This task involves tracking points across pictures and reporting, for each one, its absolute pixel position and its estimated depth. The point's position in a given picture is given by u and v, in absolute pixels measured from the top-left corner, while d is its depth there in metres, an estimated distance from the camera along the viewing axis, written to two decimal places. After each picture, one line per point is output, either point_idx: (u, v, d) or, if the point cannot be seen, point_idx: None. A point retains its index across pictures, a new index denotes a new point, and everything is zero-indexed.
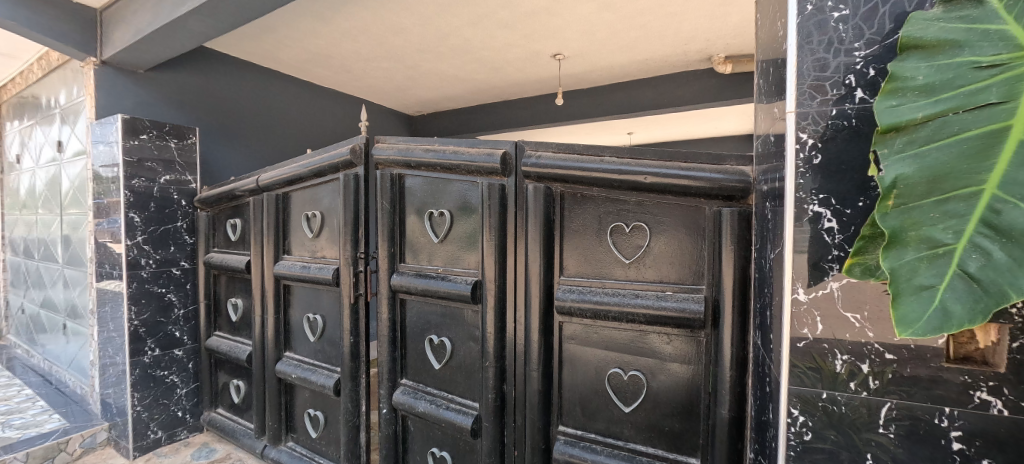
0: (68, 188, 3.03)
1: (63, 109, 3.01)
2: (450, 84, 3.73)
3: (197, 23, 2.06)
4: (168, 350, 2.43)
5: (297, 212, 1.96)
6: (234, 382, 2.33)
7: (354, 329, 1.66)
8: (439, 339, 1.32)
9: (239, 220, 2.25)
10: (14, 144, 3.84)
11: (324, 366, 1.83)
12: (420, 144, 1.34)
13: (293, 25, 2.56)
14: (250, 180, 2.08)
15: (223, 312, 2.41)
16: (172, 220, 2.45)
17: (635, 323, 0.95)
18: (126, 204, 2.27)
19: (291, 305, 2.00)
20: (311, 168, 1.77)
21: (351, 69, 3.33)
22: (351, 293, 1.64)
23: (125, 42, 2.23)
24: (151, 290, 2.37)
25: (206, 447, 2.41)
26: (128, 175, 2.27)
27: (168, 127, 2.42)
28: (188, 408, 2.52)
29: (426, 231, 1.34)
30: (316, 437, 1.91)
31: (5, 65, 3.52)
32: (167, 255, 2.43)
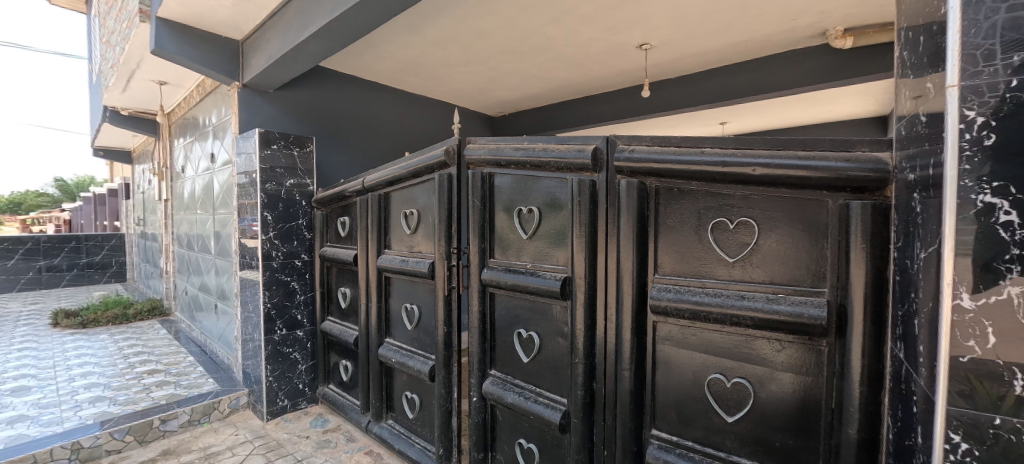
0: (218, 191, 3.62)
1: (215, 126, 3.60)
2: (534, 82, 3.76)
3: (313, 46, 2.33)
4: (292, 330, 2.80)
5: (397, 210, 2.12)
6: (343, 362, 2.61)
7: (447, 320, 1.75)
8: (527, 333, 1.35)
9: (347, 218, 2.50)
10: (179, 156, 4.67)
11: (420, 353, 1.96)
12: (511, 143, 1.38)
13: (391, 39, 2.78)
14: (357, 182, 2.30)
15: (334, 299, 2.71)
16: (295, 217, 2.80)
17: (740, 327, 0.88)
18: (261, 204, 2.64)
19: (391, 295, 2.17)
20: (409, 169, 1.90)
21: (442, 75, 3.51)
22: (445, 286, 1.74)
23: (260, 67, 2.61)
24: (280, 279, 2.73)
25: (321, 417, 2.73)
26: (264, 179, 2.64)
27: (291, 137, 2.77)
28: (307, 382, 2.88)
29: (515, 228, 1.37)
30: (413, 418, 2.06)
31: (174, 92, 4.30)
32: (291, 248, 2.78)
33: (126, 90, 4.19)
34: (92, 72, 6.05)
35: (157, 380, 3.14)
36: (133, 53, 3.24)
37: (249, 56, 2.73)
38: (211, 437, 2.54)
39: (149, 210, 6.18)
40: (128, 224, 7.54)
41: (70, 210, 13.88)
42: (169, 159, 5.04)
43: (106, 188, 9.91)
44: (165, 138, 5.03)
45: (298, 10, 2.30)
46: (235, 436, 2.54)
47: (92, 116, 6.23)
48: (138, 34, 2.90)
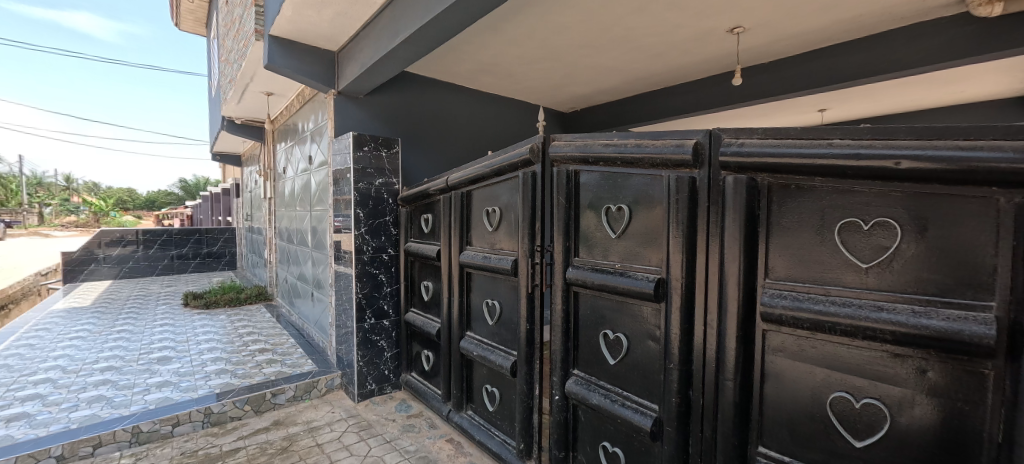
0: (315, 190, 3.98)
1: (313, 131, 3.96)
2: (612, 76, 3.66)
3: (401, 52, 2.47)
4: (380, 319, 3.00)
5: (478, 207, 2.18)
6: (425, 352, 2.75)
7: (530, 316, 1.77)
8: (614, 334, 1.32)
9: (430, 215, 2.63)
10: (282, 159, 5.21)
11: (501, 348, 2.00)
12: (599, 139, 1.35)
13: (471, 41, 2.86)
14: (440, 181, 2.40)
15: (417, 292, 2.86)
16: (383, 214, 3.00)
17: (875, 342, 0.79)
18: (354, 202, 2.85)
19: (472, 290, 2.24)
20: (492, 168, 1.95)
21: (518, 73, 3.55)
22: (529, 283, 1.75)
23: (354, 75, 2.83)
24: (370, 271, 2.94)
25: (405, 403, 2.91)
26: (357, 179, 2.85)
27: (380, 139, 2.97)
28: (392, 369, 3.07)
29: (602, 226, 1.34)
30: (493, 410, 2.11)
31: (279, 101, 4.79)
32: (380, 243, 2.98)
33: (241, 101, 4.75)
34: (212, 88, 6.96)
35: (266, 358, 3.55)
36: (248, 68, 3.67)
37: (345, 66, 2.98)
38: (312, 412, 2.81)
39: (256, 207, 6.97)
40: (239, 219, 8.57)
41: (193, 207, 16.11)
42: (272, 162, 5.64)
43: (220, 188, 11.36)
44: (270, 143, 5.63)
45: (390, 19, 2.46)
46: (332, 413, 2.79)
47: (212, 126, 7.15)
48: (253, 52, 3.28)
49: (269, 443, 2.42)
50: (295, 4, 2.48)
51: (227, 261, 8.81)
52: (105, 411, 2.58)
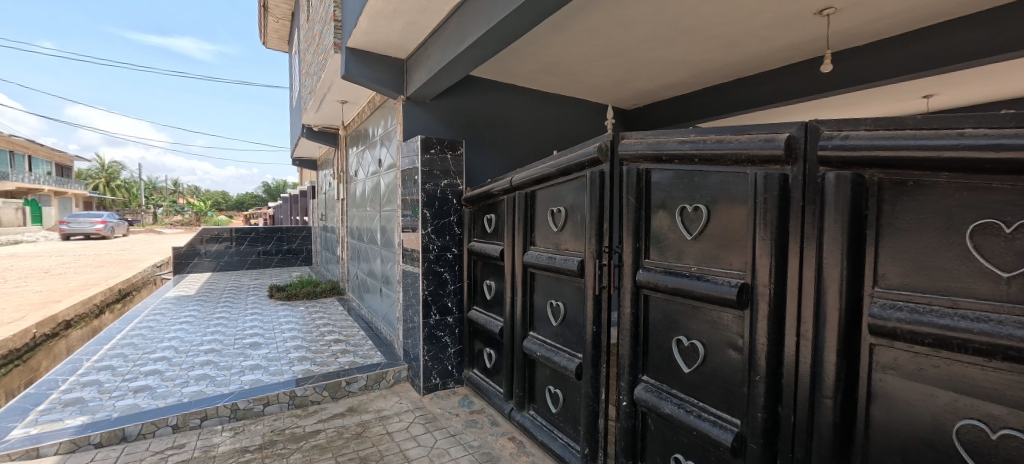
0: (384, 191, 4.20)
1: (383, 136, 4.18)
2: (681, 71, 3.50)
3: (468, 56, 2.53)
4: (444, 316, 3.09)
5: (542, 208, 2.18)
6: (487, 350, 2.79)
7: (596, 319, 1.74)
8: (688, 341, 1.25)
9: (493, 215, 2.67)
10: (353, 162, 5.56)
11: (565, 349, 1.98)
12: (673, 135, 1.29)
13: (536, 42, 2.86)
14: (504, 181, 2.42)
15: (480, 290, 2.91)
16: (448, 214, 3.09)
17: (1019, 365, 0.68)
18: (421, 203, 2.97)
19: (536, 290, 2.24)
20: (558, 167, 1.94)
21: (582, 73, 3.50)
22: (596, 285, 1.72)
23: (422, 81, 2.96)
24: (435, 269, 3.04)
25: (467, 398, 2.98)
26: (425, 181, 2.97)
27: (446, 141, 3.06)
28: (455, 365, 3.16)
29: (677, 227, 1.29)
30: (556, 412, 2.10)
31: (352, 109, 5.12)
32: (444, 243, 3.08)
33: (319, 110, 5.13)
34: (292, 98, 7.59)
35: (341, 348, 3.81)
36: (326, 79, 3.96)
37: (414, 72, 3.12)
38: (381, 402, 2.97)
39: (330, 207, 7.50)
40: (315, 219, 9.26)
41: (274, 207, 17.64)
42: (345, 165, 6.04)
43: (297, 190, 12.35)
44: (343, 148, 6.03)
45: (457, 25, 2.53)
46: (400, 404, 2.93)
47: (292, 133, 7.79)
48: (331, 64, 3.53)
49: (345, 428, 2.59)
50: (370, 17, 2.64)
51: (304, 257, 9.58)
52: (209, 388, 2.91)
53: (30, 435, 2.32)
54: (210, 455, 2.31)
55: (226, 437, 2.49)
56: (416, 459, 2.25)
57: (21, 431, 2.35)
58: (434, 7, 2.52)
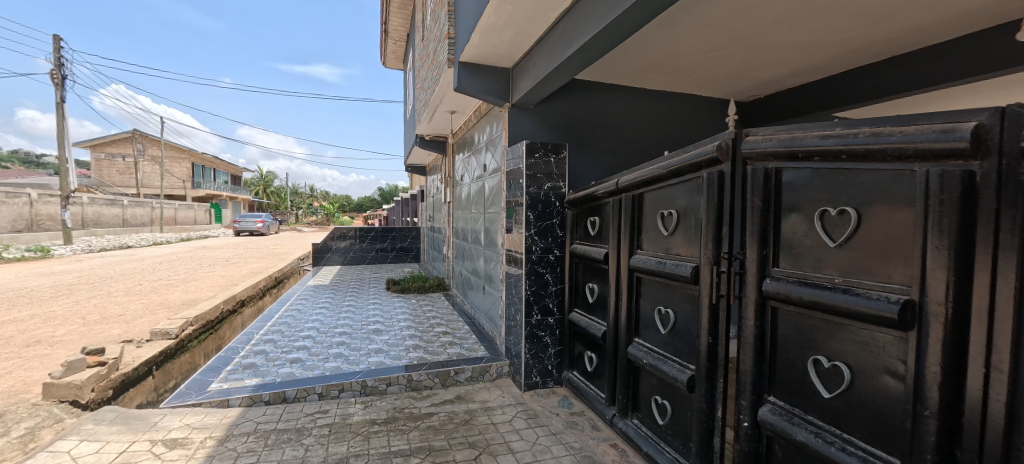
0: (489, 193, 4.41)
1: (488, 142, 4.39)
2: (815, 57, 3.09)
3: (574, 61, 2.55)
4: (545, 316, 3.13)
5: (651, 210, 2.09)
6: (589, 353, 2.76)
7: (713, 330, 1.62)
8: (830, 362, 1.11)
9: (597, 217, 2.63)
10: (459, 167, 5.92)
11: (675, 359, 1.88)
12: (811, 130, 1.16)
13: (645, 41, 2.76)
14: (610, 183, 2.38)
15: (582, 293, 2.89)
16: (551, 217, 3.13)
17: None
18: (525, 205, 3.05)
19: (642, 296, 2.15)
20: (670, 168, 1.85)
21: (694, 71, 3.29)
22: (713, 294, 1.59)
23: (527, 87, 3.05)
24: (538, 270, 3.10)
25: (567, 399, 2.98)
26: (528, 184, 3.05)
27: (550, 145, 3.10)
28: (555, 365, 3.18)
29: (816, 232, 1.16)
30: (663, 425, 2.00)
31: (460, 118, 5.46)
32: (547, 244, 3.12)
33: (431, 120, 5.58)
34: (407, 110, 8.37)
35: (448, 340, 4.08)
36: (440, 92, 4.30)
37: (520, 80, 3.23)
38: (485, 393, 3.12)
39: (437, 210, 8.08)
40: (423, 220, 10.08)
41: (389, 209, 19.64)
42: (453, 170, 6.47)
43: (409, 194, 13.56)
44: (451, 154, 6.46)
45: (563, 31, 2.56)
46: (503, 397, 3.05)
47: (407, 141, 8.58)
48: (444, 78, 3.83)
49: (454, 414, 2.78)
50: (481, 31, 2.81)
51: (414, 254, 10.46)
52: (345, 365, 3.36)
53: (223, 388, 2.93)
54: (347, 422, 2.66)
55: (358, 408, 2.84)
56: (520, 452, 2.33)
57: (217, 385, 2.98)
58: (541, 15, 2.59)
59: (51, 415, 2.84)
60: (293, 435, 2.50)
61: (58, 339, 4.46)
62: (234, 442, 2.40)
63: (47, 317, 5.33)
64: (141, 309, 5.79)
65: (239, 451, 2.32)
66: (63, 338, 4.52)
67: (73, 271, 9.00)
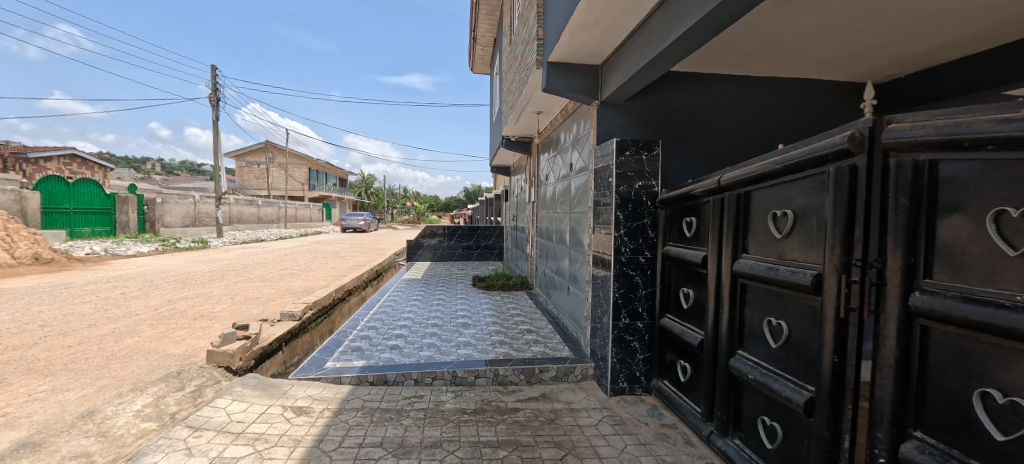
0: (575, 193, 4.36)
1: (574, 141, 4.34)
2: (977, 30, 2.55)
3: (670, 53, 2.41)
4: (634, 320, 3.00)
5: (760, 211, 1.90)
6: (682, 363, 2.59)
7: (840, 348, 1.42)
8: (1007, 398, 0.94)
9: (694, 218, 2.46)
10: (545, 167, 5.93)
11: (789, 377, 1.69)
12: (979, 113, 0.97)
13: (753, 29, 2.51)
14: (710, 181, 2.20)
15: (675, 298, 2.72)
16: (642, 217, 2.99)
17: None
18: (615, 205, 2.96)
19: (748, 305, 1.96)
20: (785, 164, 1.67)
21: (813, 57, 2.91)
22: (840, 307, 1.40)
23: (618, 83, 2.96)
24: (627, 272, 2.99)
25: (657, 409, 2.83)
26: (618, 183, 2.95)
27: (641, 142, 2.97)
28: (643, 372, 3.03)
29: (989, 237, 0.98)
30: (772, 449, 1.80)
31: (546, 118, 5.46)
32: (637, 246, 2.99)
33: (518, 122, 5.67)
34: (494, 113, 8.61)
35: (532, 338, 4.12)
36: (527, 93, 4.35)
37: (610, 76, 3.15)
38: (570, 394, 3.09)
39: (521, 209, 8.18)
40: (507, 219, 10.31)
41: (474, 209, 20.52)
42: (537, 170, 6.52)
43: (494, 194, 14.01)
44: (536, 154, 6.50)
45: (659, 22, 2.44)
46: (588, 400, 2.99)
47: (493, 143, 8.84)
48: (532, 80, 3.87)
49: (540, 412, 2.79)
50: (572, 30, 2.79)
51: (498, 253, 10.76)
52: (437, 355, 3.56)
53: (335, 367, 3.28)
54: (440, 408, 2.81)
55: (449, 397, 2.99)
56: (608, 458, 2.27)
57: (331, 363, 3.34)
58: (636, 7, 2.49)
59: (213, 377, 3.42)
60: (394, 414, 2.71)
61: (214, 314, 5.36)
62: (345, 416, 2.68)
63: (206, 296, 6.45)
64: (272, 293, 6.72)
65: (351, 424, 2.58)
66: (217, 313, 5.43)
67: (223, 259, 10.76)
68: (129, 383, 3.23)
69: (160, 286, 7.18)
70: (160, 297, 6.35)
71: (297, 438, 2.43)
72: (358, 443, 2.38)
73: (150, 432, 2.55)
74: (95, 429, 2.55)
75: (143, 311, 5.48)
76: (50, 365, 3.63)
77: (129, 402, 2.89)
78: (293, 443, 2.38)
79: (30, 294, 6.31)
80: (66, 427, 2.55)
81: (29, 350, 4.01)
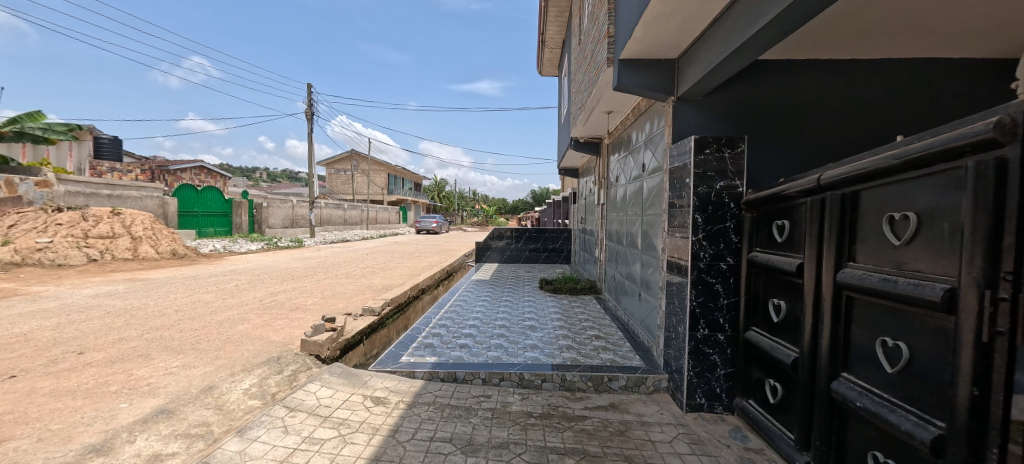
0: (647, 195, 4.16)
1: (647, 141, 4.13)
2: None
3: (759, 40, 2.19)
4: (714, 332, 2.77)
5: (871, 213, 1.65)
6: (771, 382, 2.33)
7: (981, 380, 1.18)
8: None
9: (787, 222, 2.20)
10: (615, 168, 5.73)
11: (910, 409, 1.44)
12: None
13: (859, 11, 2.19)
14: (807, 180, 1.96)
15: (763, 310, 2.46)
16: (723, 220, 2.75)
17: None
18: (692, 207, 2.76)
19: (854, 321, 1.71)
20: (904, 158, 1.44)
21: (940, 36, 2.47)
22: (983, 330, 1.16)
23: (697, 78, 2.76)
24: (707, 280, 2.76)
25: (740, 431, 2.58)
26: (696, 183, 2.75)
27: (724, 139, 2.74)
28: (725, 389, 2.78)
29: None
30: None
31: (616, 118, 5.27)
32: (718, 251, 2.75)
33: (587, 123, 5.55)
34: (562, 115, 8.51)
35: (601, 345, 3.98)
36: (597, 93, 4.23)
37: (688, 70, 2.95)
38: (642, 406, 2.93)
39: (590, 212, 8.00)
40: (575, 222, 10.15)
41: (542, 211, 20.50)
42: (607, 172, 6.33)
43: (562, 197, 13.89)
44: (607, 155, 6.32)
45: (745, 9, 2.23)
46: (662, 414, 2.81)
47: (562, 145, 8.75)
48: (602, 78, 3.76)
49: (609, 421, 2.68)
50: (646, 24, 2.65)
51: (566, 256, 10.60)
52: (505, 356, 3.57)
53: (410, 362, 3.42)
54: (507, 410, 2.80)
55: (516, 398, 2.98)
56: None
57: (406, 358, 3.49)
58: None
59: (305, 363, 3.74)
60: (463, 412, 2.75)
61: (307, 307, 5.88)
62: (418, 409, 2.77)
63: (300, 290, 7.10)
64: (355, 289, 7.23)
65: (423, 418, 2.67)
66: (310, 306, 5.95)
67: (315, 257, 11.82)
68: (240, 364, 3.63)
69: (265, 279, 8.05)
70: (264, 289, 7.10)
71: (376, 426, 2.56)
72: (430, 437, 2.45)
73: (256, 409, 2.86)
74: (213, 402, 2.89)
75: (250, 301, 6.16)
76: (181, 344, 4.20)
77: (240, 380, 3.24)
78: (371, 431, 2.51)
79: (167, 283, 7.40)
80: (191, 398, 2.92)
81: (166, 330, 4.67)
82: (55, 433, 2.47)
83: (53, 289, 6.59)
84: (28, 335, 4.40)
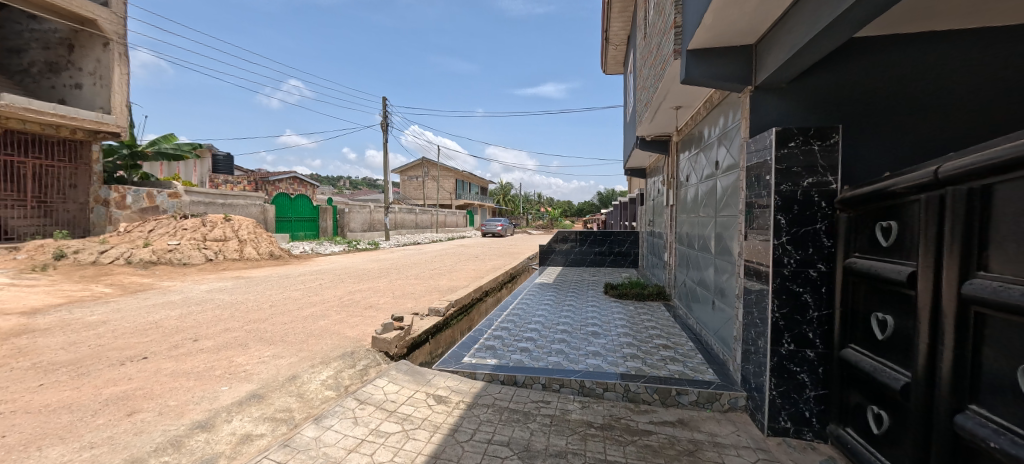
0: (722, 194, 3.83)
1: (721, 137, 3.80)
2: None
3: (856, 14, 1.89)
4: (801, 348, 2.44)
5: (1007, 211, 1.33)
6: (874, 409, 1.99)
7: None
8: None
9: (894, 223, 1.87)
10: (685, 167, 5.36)
11: None
12: None
13: None
14: (922, 173, 1.65)
15: (863, 326, 2.09)
16: (812, 222, 2.41)
17: None
18: (774, 207, 2.49)
19: (985, 343, 1.38)
20: None
21: None
22: None
23: (778, 63, 2.46)
24: (792, 288, 2.45)
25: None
26: (778, 180, 2.48)
27: (812, 130, 2.42)
28: (815, 413, 2.43)
29: None
30: None
31: (686, 113, 4.93)
32: (806, 256, 2.42)
33: (653, 120, 5.27)
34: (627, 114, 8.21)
35: (669, 355, 3.70)
36: (664, 88, 3.99)
37: (768, 56, 2.64)
38: (714, 425, 2.66)
39: (658, 214, 7.58)
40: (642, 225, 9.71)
41: (608, 214, 19.92)
42: (676, 171, 5.96)
43: (628, 199, 13.39)
44: (676, 154, 5.96)
45: None
46: (737, 436, 2.53)
47: (627, 145, 8.42)
48: (670, 72, 3.52)
49: (676, 439, 2.46)
50: (717, 9, 2.42)
51: (632, 260, 10.16)
52: (565, 362, 3.45)
53: (471, 362, 3.42)
54: (566, 418, 2.68)
55: (577, 406, 2.85)
56: None
57: (468, 359, 3.50)
58: None
59: (375, 359, 3.89)
60: (521, 417, 2.68)
61: (379, 306, 6.17)
62: (478, 410, 2.74)
63: (375, 289, 7.49)
64: (422, 290, 7.47)
65: (483, 419, 2.63)
66: (382, 305, 6.24)
67: (388, 259, 12.45)
68: (319, 357, 3.85)
69: (346, 279, 8.61)
70: (343, 288, 7.58)
71: (436, 424, 2.57)
72: (488, 439, 2.40)
73: (331, 399, 3.01)
74: (296, 390, 3.08)
75: (331, 299, 6.59)
76: (273, 335, 4.57)
77: (319, 371, 3.43)
78: (432, 428, 2.52)
79: (266, 281, 8.17)
80: (278, 385, 3.13)
81: (262, 323, 5.12)
82: (172, 408, 2.78)
83: (178, 284, 7.56)
84: (158, 323, 5.04)
